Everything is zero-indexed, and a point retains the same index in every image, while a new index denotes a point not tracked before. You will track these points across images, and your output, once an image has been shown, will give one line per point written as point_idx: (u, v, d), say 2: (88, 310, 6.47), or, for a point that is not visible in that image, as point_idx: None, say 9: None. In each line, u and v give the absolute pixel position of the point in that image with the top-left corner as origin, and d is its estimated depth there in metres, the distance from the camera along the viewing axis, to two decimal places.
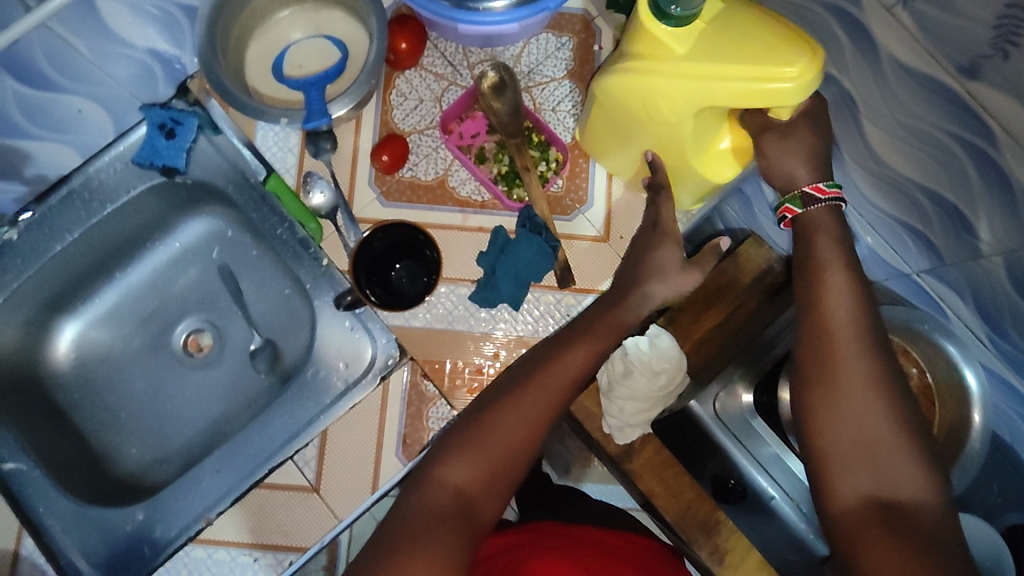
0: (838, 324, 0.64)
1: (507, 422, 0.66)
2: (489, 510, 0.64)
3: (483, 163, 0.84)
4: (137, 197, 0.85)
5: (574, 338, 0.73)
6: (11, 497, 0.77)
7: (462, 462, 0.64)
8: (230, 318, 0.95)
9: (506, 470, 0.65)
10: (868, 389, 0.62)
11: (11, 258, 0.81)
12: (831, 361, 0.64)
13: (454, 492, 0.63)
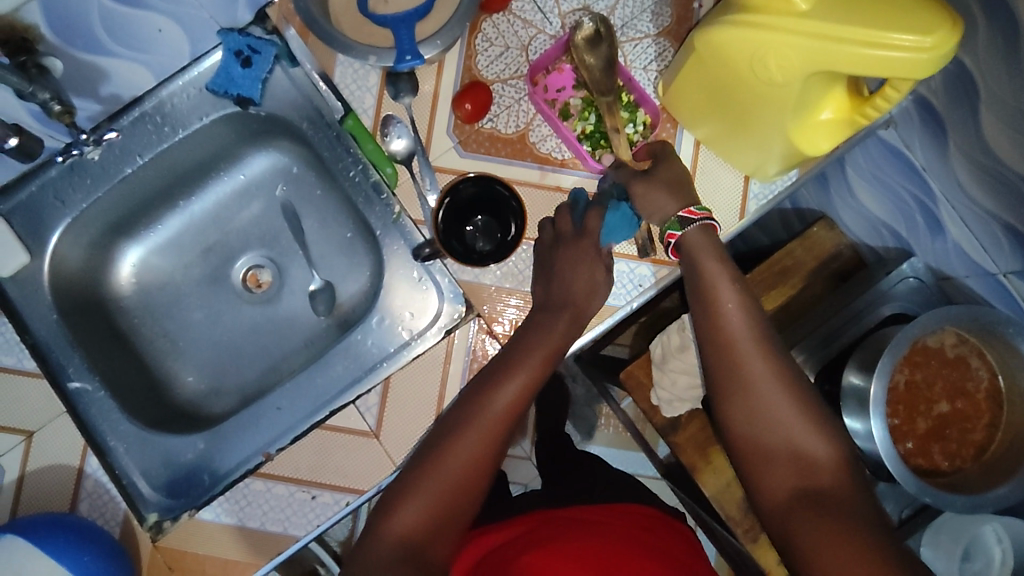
0: (740, 359, 0.69)
1: (452, 461, 0.66)
2: (442, 552, 0.64)
3: (568, 119, 0.81)
4: (209, 125, 0.83)
5: (510, 366, 0.70)
6: (77, 415, 0.78)
7: (409, 507, 0.64)
8: (292, 259, 0.94)
9: (453, 512, 0.65)
10: (784, 454, 0.67)
11: (82, 177, 0.81)
12: (760, 429, 0.68)
13: (399, 540, 0.63)
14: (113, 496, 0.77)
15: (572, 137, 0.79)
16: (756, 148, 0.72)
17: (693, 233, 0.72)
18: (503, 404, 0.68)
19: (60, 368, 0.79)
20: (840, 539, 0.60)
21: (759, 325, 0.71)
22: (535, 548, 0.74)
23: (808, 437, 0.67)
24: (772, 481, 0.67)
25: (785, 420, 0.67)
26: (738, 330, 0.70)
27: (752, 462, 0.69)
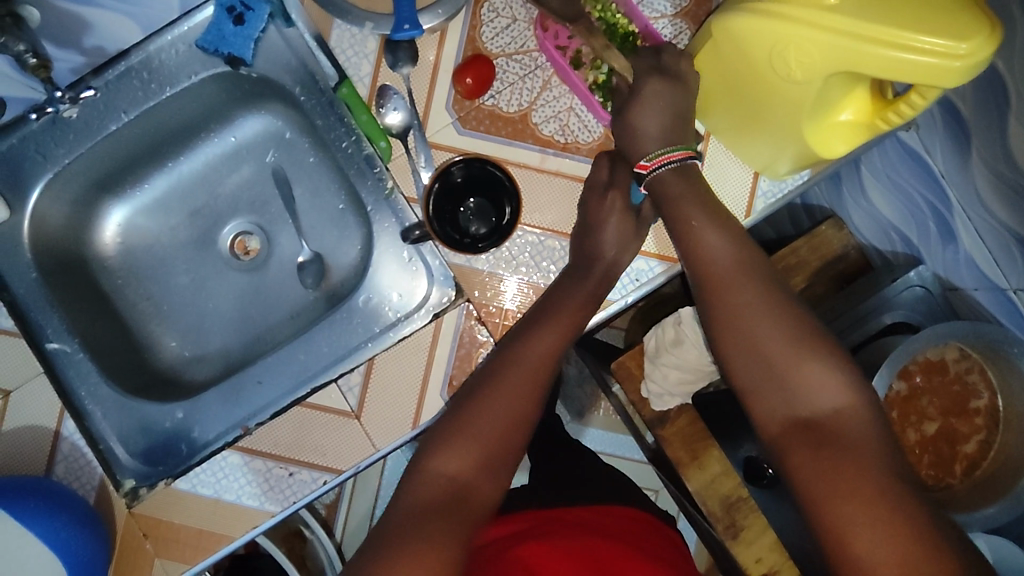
0: (726, 292, 0.67)
1: (488, 412, 0.66)
2: (490, 492, 0.65)
3: (579, 68, 0.74)
4: (199, 84, 0.80)
5: (544, 320, 0.71)
6: (52, 375, 0.77)
7: (453, 451, 0.64)
8: (281, 227, 0.91)
9: (497, 454, 0.66)
10: (770, 370, 0.64)
11: (64, 132, 0.78)
12: (758, 362, 0.64)
13: (448, 480, 0.63)
14: (88, 462, 0.76)
15: (583, 88, 0.74)
16: (771, 144, 0.68)
17: (663, 177, 0.71)
18: (531, 369, 0.69)
19: (39, 329, 0.77)
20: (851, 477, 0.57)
21: (750, 260, 0.68)
22: (524, 543, 0.74)
23: (806, 373, 0.63)
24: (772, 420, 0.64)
25: (787, 354, 0.64)
26: (721, 262, 0.68)
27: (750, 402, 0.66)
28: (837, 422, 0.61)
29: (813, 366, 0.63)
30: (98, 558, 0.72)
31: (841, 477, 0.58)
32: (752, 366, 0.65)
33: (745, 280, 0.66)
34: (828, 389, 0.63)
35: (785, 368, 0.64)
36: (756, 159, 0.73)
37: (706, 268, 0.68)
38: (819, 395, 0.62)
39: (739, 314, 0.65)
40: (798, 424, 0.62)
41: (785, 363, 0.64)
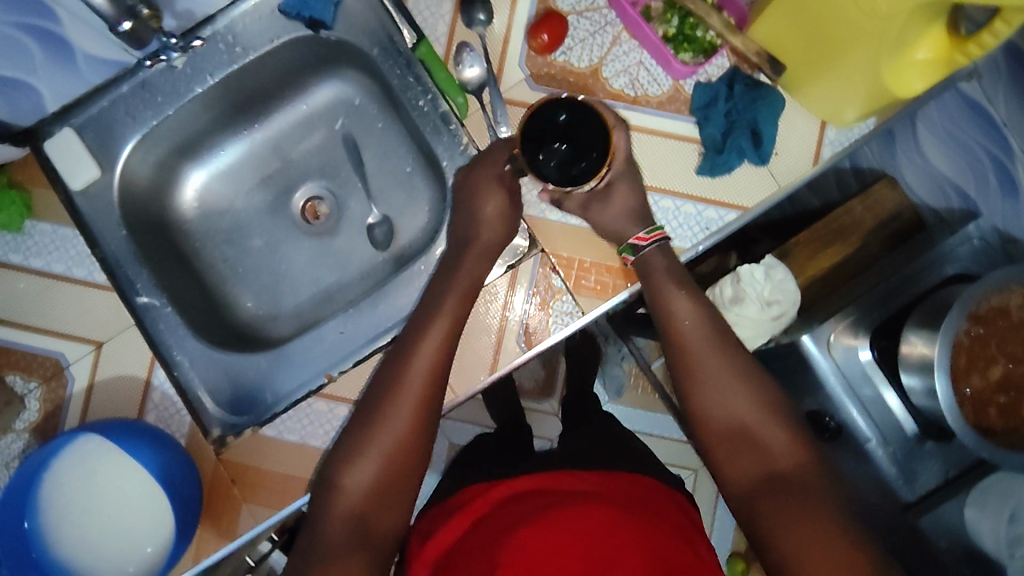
0: (691, 351, 0.66)
1: (381, 437, 0.62)
2: (393, 522, 0.62)
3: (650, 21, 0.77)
4: (279, 48, 0.83)
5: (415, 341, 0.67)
6: (143, 326, 0.79)
7: (350, 480, 0.61)
8: (349, 191, 0.94)
9: (393, 484, 0.62)
10: (740, 439, 0.62)
11: (153, 95, 0.82)
12: (725, 423, 0.63)
13: (346, 520, 0.61)
14: (178, 410, 0.79)
15: (657, 42, 0.75)
16: (843, 90, 0.71)
17: (649, 254, 0.72)
18: (426, 366, 0.65)
19: (128, 284, 0.79)
20: (818, 538, 0.55)
21: (715, 323, 0.68)
22: (542, 516, 0.67)
23: (768, 443, 0.62)
24: (739, 485, 0.62)
25: (751, 417, 0.63)
26: (688, 327, 0.68)
27: (715, 457, 0.64)
28: (801, 480, 0.59)
29: (778, 429, 0.62)
30: (192, 499, 0.74)
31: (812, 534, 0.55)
32: (722, 431, 0.63)
33: (712, 349, 0.66)
34: (789, 453, 0.61)
35: (753, 430, 0.62)
36: (826, 108, 0.75)
37: (677, 336, 0.67)
38: (783, 457, 0.61)
39: (705, 377, 0.65)
40: (764, 483, 0.60)
41: (755, 433, 0.62)
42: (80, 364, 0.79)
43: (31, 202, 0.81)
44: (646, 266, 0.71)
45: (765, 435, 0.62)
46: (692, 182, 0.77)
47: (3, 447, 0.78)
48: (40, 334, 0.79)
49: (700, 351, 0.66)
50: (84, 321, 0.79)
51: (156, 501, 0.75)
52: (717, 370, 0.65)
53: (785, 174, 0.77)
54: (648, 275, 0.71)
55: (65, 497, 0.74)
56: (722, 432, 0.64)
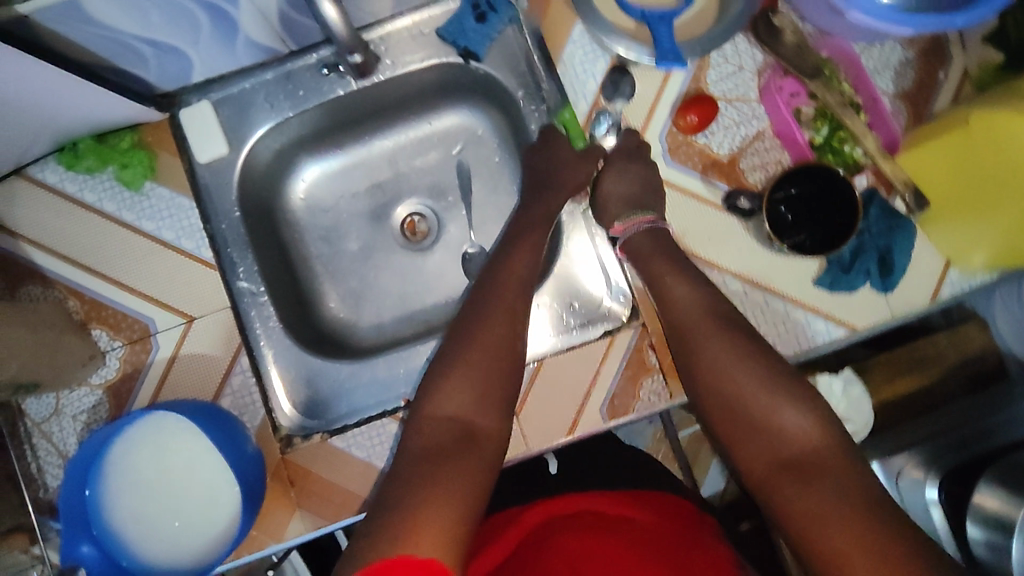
0: (737, 394, 0.69)
1: (476, 362, 0.70)
2: (492, 423, 0.68)
3: (799, 126, 0.78)
4: (424, 68, 0.84)
5: (484, 313, 0.74)
6: (237, 310, 0.81)
7: (452, 393, 0.68)
8: (451, 215, 0.95)
9: (495, 390, 0.69)
10: (801, 476, 0.63)
11: (296, 88, 0.84)
12: (732, 410, 0.69)
13: (451, 417, 0.66)
14: (253, 403, 0.78)
15: (797, 148, 0.78)
16: (986, 237, 0.72)
17: (678, 296, 0.74)
18: (494, 337, 0.72)
19: (232, 264, 0.82)
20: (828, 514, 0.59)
21: (722, 308, 0.73)
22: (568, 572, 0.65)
23: (776, 424, 0.67)
24: (751, 465, 0.67)
25: (757, 399, 0.68)
26: (733, 377, 0.70)
27: (728, 442, 0.70)
28: (808, 460, 0.64)
29: (790, 412, 0.67)
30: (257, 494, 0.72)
31: (820, 514, 0.60)
32: (728, 415, 0.69)
33: (765, 390, 0.68)
34: (794, 434, 0.66)
35: (761, 414, 0.67)
36: (955, 249, 0.75)
37: (681, 329, 0.73)
38: (788, 436, 0.66)
39: (713, 367, 0.70)
40: (775, 463, 0.65)
41: (763, 418, 0.67)
42: (168, 335, 0.79)
43: (154, 166, 0.81)
44: (675, 316, 0.74)
45: (771, 418, 0.67)
46: (810, 292, 0.77)
47: (76, 399, 0.79)
48: (134, 295, 0.80)
49: (749, 400, 0.68)
50: (181, 293, 0.80)
51: (223, 488, 0.73)
52: (773, 410, 0.67)
53: (900, 305, 0.77)
54: (675, 305, 0.74)
55: (133, 469, 0.73)
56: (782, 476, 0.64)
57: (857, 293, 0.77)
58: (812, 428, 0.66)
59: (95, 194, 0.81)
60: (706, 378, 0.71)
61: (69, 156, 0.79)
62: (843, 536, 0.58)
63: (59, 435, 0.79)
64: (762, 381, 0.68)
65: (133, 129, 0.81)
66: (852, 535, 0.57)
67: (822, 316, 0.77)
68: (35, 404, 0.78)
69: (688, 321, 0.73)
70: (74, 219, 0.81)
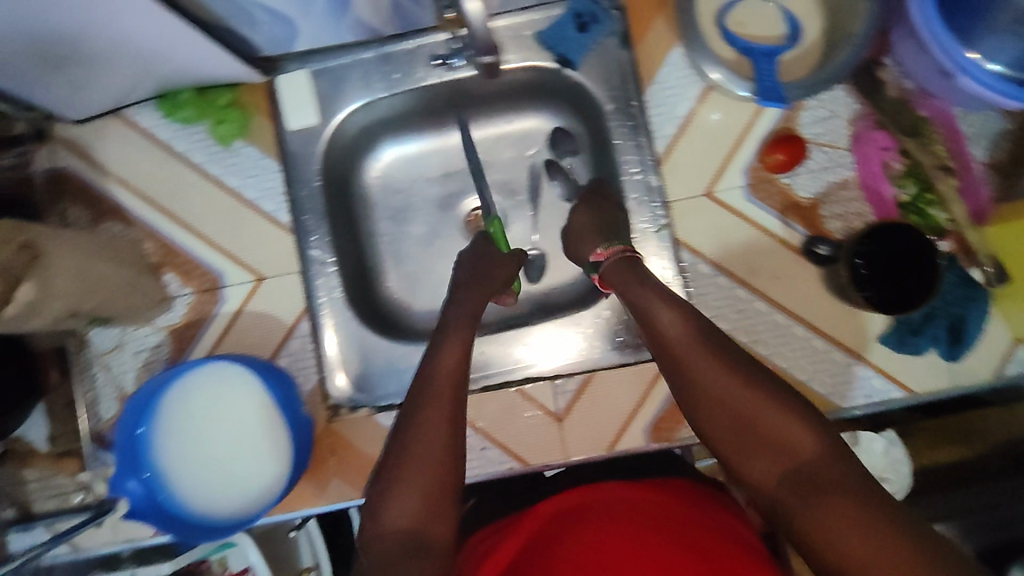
0: (737, 409, 0.58)
1: (417, 458, 0.59)
2: (444, 526, 0.57)
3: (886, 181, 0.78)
4: (519, 69, 0.86)
5: (423, 394, 0.64)
6: (304, 276, 0.83)
7: (398, 502, 0.57)
8: (517, 211, 0.94)
9: (445, 486, 0.58)
10: (818, 499, 0.51)
11: (391, 70, 0.86)
12: (733, 426, 0.58)
13: (400, 531, 0.56)
14: (309, 366, 0.81)
15: (881, 202, 0.78)
16: None
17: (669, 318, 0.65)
18: (439, 421, 0.61)
19: (305, 230, 0.84)
20: (867, 545, 0.47)
21: (715, 332, 0.63)
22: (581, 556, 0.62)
23: (779, 439, 0.55)
24: (768, 492, 0.55)
25: (762, 413, 0.56)
26: (733, 396, 0.58)
27: (732, 461, 0.58)
28: (828, 477, 0.52)
29: (794, 422, 0.55)
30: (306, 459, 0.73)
31: (866, 551, 0.47)
32: (731, 430, 0.58)
33: (766, 405, 0.57)
34: (804, 446, 0.54)
35: (763, 426, 0.56)
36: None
37: (669, 349, 0.64)
38: (811, 458, 0.53)
39: (709, 383, 0.60)
40: (791, 484, 0.53)
41: (768, 430, 0.56)
42: (236, 289, 0.82)
43: (246, 126, 0.83)
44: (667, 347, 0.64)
45: (783, 432, 0.55)
46: (874, 349, 0.78)
47: (140, 337, 0.82)
48: (210, 248, 0.82)
49: (748, 420, 0.57)
50: (254, 252, 0.83)
51: (274, 442, 0.75)
52: (775, 424, 0.56)
53: (962, 376, 0.76)
54: (674, 351, 0.63)
55: (186, 414, 0.75)
56: (798, 505, 0.52)
57: (918, 356, 0.77)
58: (825, 439, 0.54)
59: (186, 144, 0.83)
60: (699, 391, 0.60)
61: (168, 105, 0.82)
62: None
63: (118, 369, 0.81)
64: (763, 401, 0.57)
65: (232, 87, 0.83)
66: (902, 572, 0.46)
67: (877, 373, 0.78)
68: (100, 335, 0.81)
69: (677, 350, 0.63)
70: (162, 165, 0.83)
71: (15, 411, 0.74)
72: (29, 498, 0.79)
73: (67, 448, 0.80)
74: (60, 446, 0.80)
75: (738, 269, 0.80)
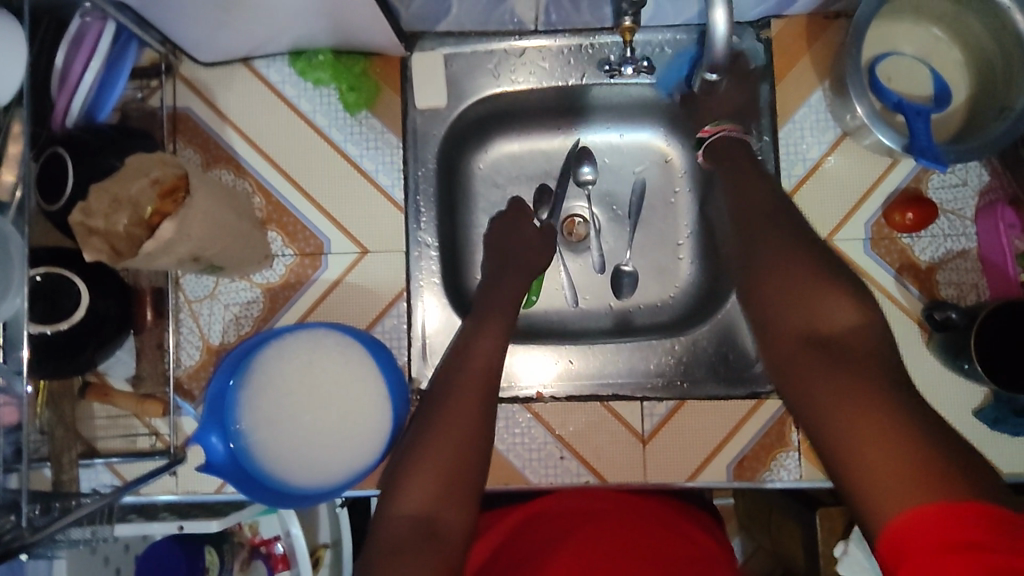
0: (780, 266, 0.60)
1: (433, 452, 0.62)
2: (459, 520, 0.60)
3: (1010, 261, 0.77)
4: (652, 84, 0.85)
5: (449, 391, 0.67)
6: (407, 257, 0.82)
7: (413, 488, 0.61)
8: (613, 227, 0.93)
9: (459, 478, 0.62)
10: (839, 361, 0.53)
11: (525, 66, 0.85)
12: (781, 291, 0.59)
13: (410, 519, 0.59)
14: (401, 346, 0.81)
15: (1003, 277, 0.76)
16: None
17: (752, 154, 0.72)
18: (460, 413, 0.65)
19: (415, 210, 0.83)
20: (859, 404, 0.50)
21: (787, 214, 0.65)
22: (561, 541, 0.71)
23: (816, 314, 0.57)
24: (785, 351, 0.57)
25: (806, 281, 0.59)
26: (776, 256, 0.61)
27: (768, 323, 0.60)
28: (851, 348, 0.54)
29: (838, 301, 0.57)
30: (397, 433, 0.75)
31: (863, 416, 0.49)
32: (780, 294, 0.59)
33: (822, 282, 0.58)
34: (845, 320, 0.56)
35: (806, 295, 0.58)
36: None
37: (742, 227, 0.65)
38: (840, 327, 0.56)
39: (772, 254, 0.61)
40: (811, 345, 0.56)
41: (808, 295, 0.58)
42: (339, 258, 0.81)
43: (375, 97, 0.82)
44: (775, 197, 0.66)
45: (825, 308, 0.57)
46: (968, 423, 0.78)
47: (233, 291, 0.81)
48: (318, 212, 0.81)
49: (789, 273, 0.60)
50: (363, 223, 0.81)
51: (367, 419, 0.73)
52: (819, 295, 0.58)
53: None
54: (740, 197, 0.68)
55: (280, 373, 0.73)
56: (816, 363, 0.54)
57: (1010, 438, 0.77)
58: (859, 316, 0.56)
59: (311, 105, 0.82)
60: (755, 275, 0.62)
61: (303, 62, 0.80)
62: (879, 442, 0.48)
63: (207, 319, 0.80)
64: (821, 276, 0.59)
65: (367, 56, 0.82)
66: (871, 421, 0.49)
67: (968, 449, 0.77)
68: (193, 283, 0.80)
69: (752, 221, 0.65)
70: (283, 121, 0.82)
71: (105, 346, 0.70)
72: (94, 436, 0.78)
73: (149, 392, 0.78)
74: (143, 389, 0.77)
75: None
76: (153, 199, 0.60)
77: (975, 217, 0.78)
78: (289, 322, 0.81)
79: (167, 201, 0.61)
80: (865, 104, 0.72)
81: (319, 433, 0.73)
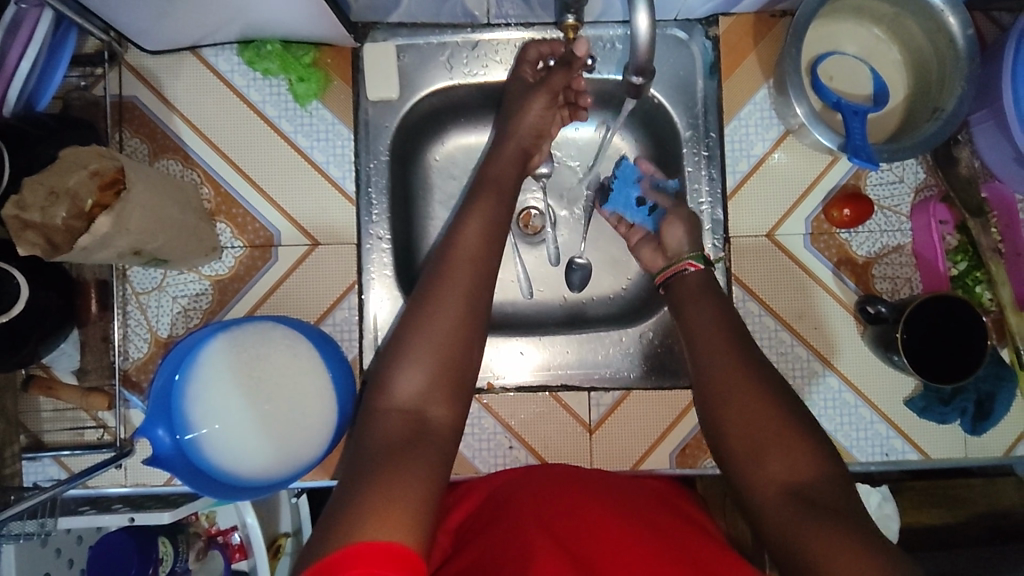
0: (735, 396, 0.61)
1: (425, 334, 0.62)
2: (446, 417, 0.59)
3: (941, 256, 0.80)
4: (604, 81, 0.85)
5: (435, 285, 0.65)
6: (359, 249, 0.82)
7: (406, 373, 0.60)
8: (568, 219, 0.93)
9: (451, 371, 0.61)
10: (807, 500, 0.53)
11: (478, 59, 0.85)
12: (747, 438, 0.59)
13: (401, 412, 0.58)
14: (351, 339, 0.81)
15: (932, 272, 0.80)
16: None
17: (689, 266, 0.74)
18: (461, 293, 0.64)
19: (367, 202, 0.83)
20: (854, 564, 0.48)
21: (748, 349, 0.64)
22: (536, 495, 0.65)
23: (785, 460, 0.56)
24: (773, 504, 0.55)
25: (769, 425, 0.58)
26: (726, 380, 0.62)
27: (744, 472, 0.58)
28: (825, 493, 0.54)
29: (798, 445, 0.57)
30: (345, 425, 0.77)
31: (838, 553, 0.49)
32: (741, 440, 0.59)
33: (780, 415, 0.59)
34: (809, 463, 0.56)
35: (764, 442, 0.58)
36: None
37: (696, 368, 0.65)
38: (806, 469, 0.56)
39: (732, 397, 0.61)
40: (792, 497, 0.54)
41: (764, 438, 0.58)
42: (289, 250, 0.81)
43: (325, 88, 0.82)
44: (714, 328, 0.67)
45: (790, 448, 0.57)
46: (898, 409, 0.81)
47: (182, 283, 0.80)
48: (267, 204, 0.81)
49: (741, 417, 0.60)
50: (313, 215, 0.81)
51: (315, 410, 0.75)
52: (777, 436, 0.58)
53: (977, 449, 0.81)
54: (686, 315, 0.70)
55: (225, 368, 0.73)
56: (788, 508, 0.54)
57: (936, 425, 0.81)
58: (828, 465, 0.56)
59: (260, 94, 0.82)
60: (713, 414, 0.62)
61: (252, 52, 0.79)
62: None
63: (155, 311, 0.80)
64: (778, 414, 0.59)
65: (317, 46, 0.82)
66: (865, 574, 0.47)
67: (898, 435, 0.81)
68: (141, 274, 0.80)
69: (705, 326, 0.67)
70: (231, 111, 0.81)
71: (48, 338, 0.70)
72: (40, 429, 0.78)
73: (94, 385, 0.77)
74: (88, 382, 0.77)
75: (786, 313, 0.82)
76: (94, 191, 0.59)
77: (909, 214, 0.81)
78: (238, 314, 0.80)
79: (108, 193, 0.60)
80: (804, 104, 0.74)
81: (268, 424, 0.73)
